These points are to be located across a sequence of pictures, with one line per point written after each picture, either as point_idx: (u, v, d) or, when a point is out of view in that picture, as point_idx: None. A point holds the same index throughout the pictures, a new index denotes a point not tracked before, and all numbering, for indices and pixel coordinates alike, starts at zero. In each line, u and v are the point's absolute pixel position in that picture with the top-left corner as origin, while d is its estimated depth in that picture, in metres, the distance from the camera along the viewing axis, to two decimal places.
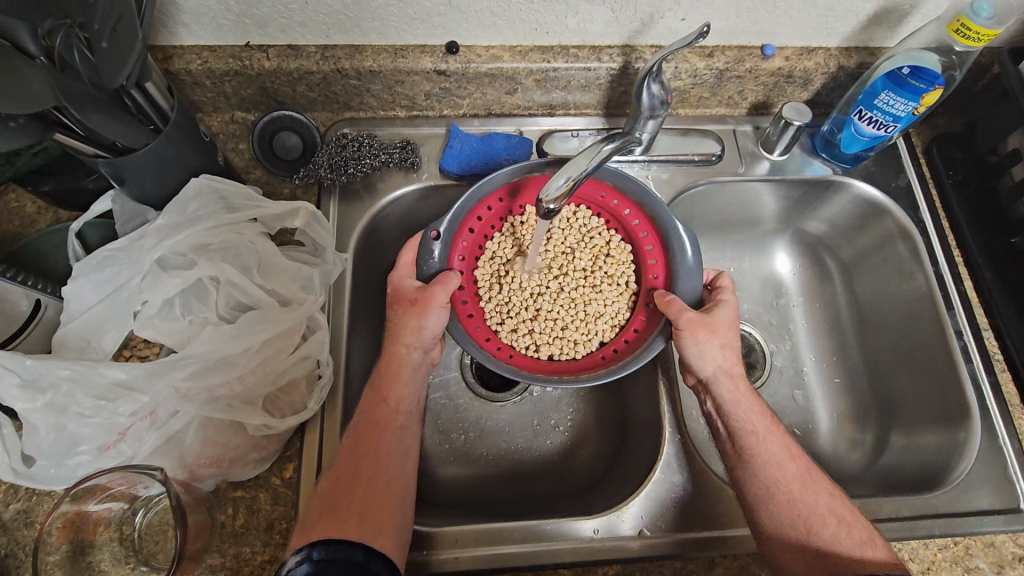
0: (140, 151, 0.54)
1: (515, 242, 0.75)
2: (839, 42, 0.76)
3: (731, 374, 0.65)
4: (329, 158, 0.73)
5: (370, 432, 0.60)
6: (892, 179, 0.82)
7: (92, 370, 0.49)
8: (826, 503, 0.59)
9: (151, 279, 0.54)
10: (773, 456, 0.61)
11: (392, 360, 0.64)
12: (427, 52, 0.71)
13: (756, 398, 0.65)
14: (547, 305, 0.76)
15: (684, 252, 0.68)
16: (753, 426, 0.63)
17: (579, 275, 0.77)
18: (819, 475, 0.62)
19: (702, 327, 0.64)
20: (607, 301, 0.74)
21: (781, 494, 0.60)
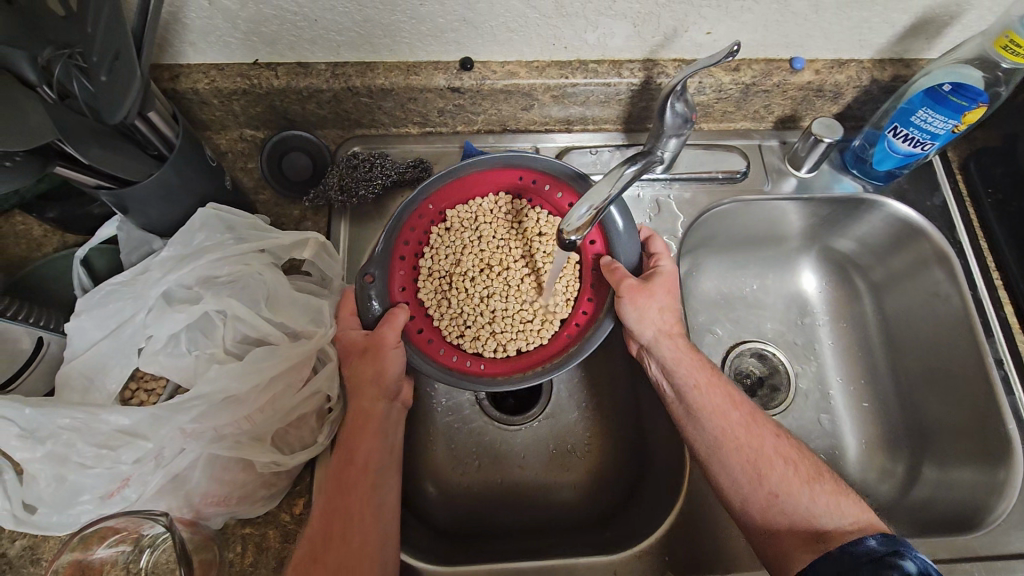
0: (144, 182, 0.53)
1: (449, 255, 0.69)
2: (872, 54, 0.72)
3: (670, 333, 0.64)
4: (340, 179, 0.69)
5: (345, 491, 0.55)
6: (926, 198, 0.78)
7: (93, 417, 0.47)
8: (772, 446, 0.60)
9: (156, 314, 0.52)
10: (717, 407, 0.61)
11: (361, 414, 0.58)
12: (441, 68, 0.69)
13: (698, 353, 0.64)
14: (501, 304, 0.69)
15: (617, 219, 0.65)
16: (696, 381, 0.62)
17: (523, 264, 0.71)
18: (763, 419, 0.62)
19: (642, 292, 0.62)
20: (556, 278, 0.69)
21: (729, 443, 0.60)
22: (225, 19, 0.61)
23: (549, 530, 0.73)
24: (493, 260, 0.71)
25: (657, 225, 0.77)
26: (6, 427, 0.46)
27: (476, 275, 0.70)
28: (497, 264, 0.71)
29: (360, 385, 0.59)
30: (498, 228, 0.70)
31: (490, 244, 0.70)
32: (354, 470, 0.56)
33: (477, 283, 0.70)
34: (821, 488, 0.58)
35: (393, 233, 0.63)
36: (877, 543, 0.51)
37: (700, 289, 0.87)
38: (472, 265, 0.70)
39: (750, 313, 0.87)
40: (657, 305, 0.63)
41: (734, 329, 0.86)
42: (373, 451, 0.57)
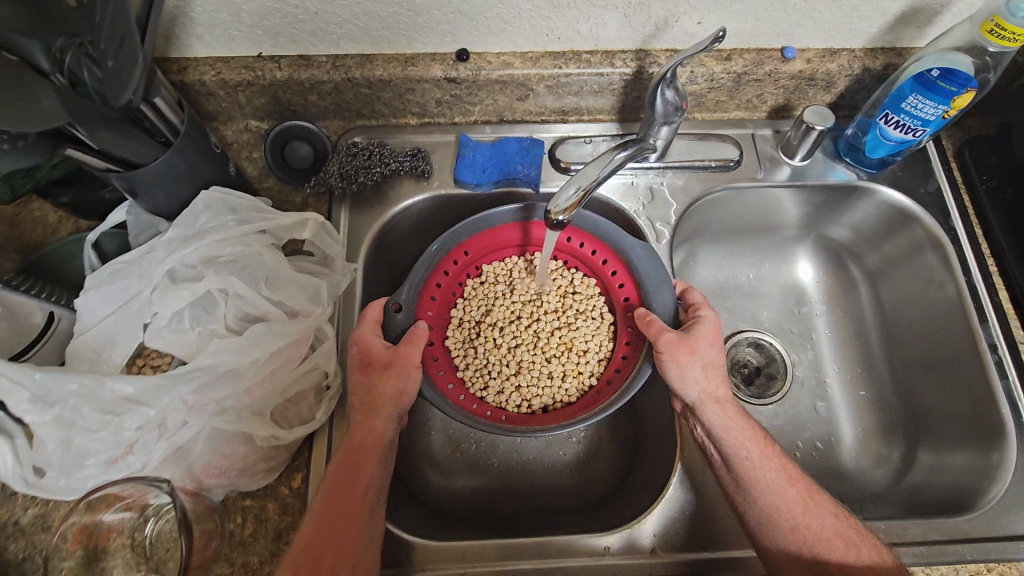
0: (151, 164, 0.55)
1: (483, 304, 0.76)
2: (864, 43, 0.73)
3: (716, 396, 0.62)
4: (341, 166, 0.72)
5: (337, 521, 0.54)
6: (920, 185, 0.78)
7: (99, 384, 0.50)
8: (830, 526, 0.57)
9: (160, 291, 0.54)
10: (773, 482, 0.58)
11: (368, 436, 0.58)
12: (438, 60, 0.71)
13: (744, 416, 0.61)
14: (527, 356, 0.75)
15: (649, 271, 0.68)
16: (747, 452, 0.60)
17: (553, 319, 0.77)
18: (820, 494, 0.59)
19: (681, 347, 0.61)
20: (588, 337, 0.75)
21: (784, 520, 0.57)
22: (230, 12, 0.64)
23: (542, 510, 0.74)
24: (524, 313, 0.77)
25: (650, 212, 0.78)
26: (18, 390, 0.48)
27: (505, 325, 0.77)
28: (528, 319, 0.77)
29: (377, 403, 0.59)
30: (531, 283, 0.77)
31: (522, 297, 0.77)
32: (351, 496, 0.55)
33: (505, 335, 0.76)
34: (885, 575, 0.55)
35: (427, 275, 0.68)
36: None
37: (697, 279, 0.88)
38: (503, 316, 0.77)
39: (747, 302, 0.88)
40: (701, 363, 0.62)
41: (730, 318, 0.87)
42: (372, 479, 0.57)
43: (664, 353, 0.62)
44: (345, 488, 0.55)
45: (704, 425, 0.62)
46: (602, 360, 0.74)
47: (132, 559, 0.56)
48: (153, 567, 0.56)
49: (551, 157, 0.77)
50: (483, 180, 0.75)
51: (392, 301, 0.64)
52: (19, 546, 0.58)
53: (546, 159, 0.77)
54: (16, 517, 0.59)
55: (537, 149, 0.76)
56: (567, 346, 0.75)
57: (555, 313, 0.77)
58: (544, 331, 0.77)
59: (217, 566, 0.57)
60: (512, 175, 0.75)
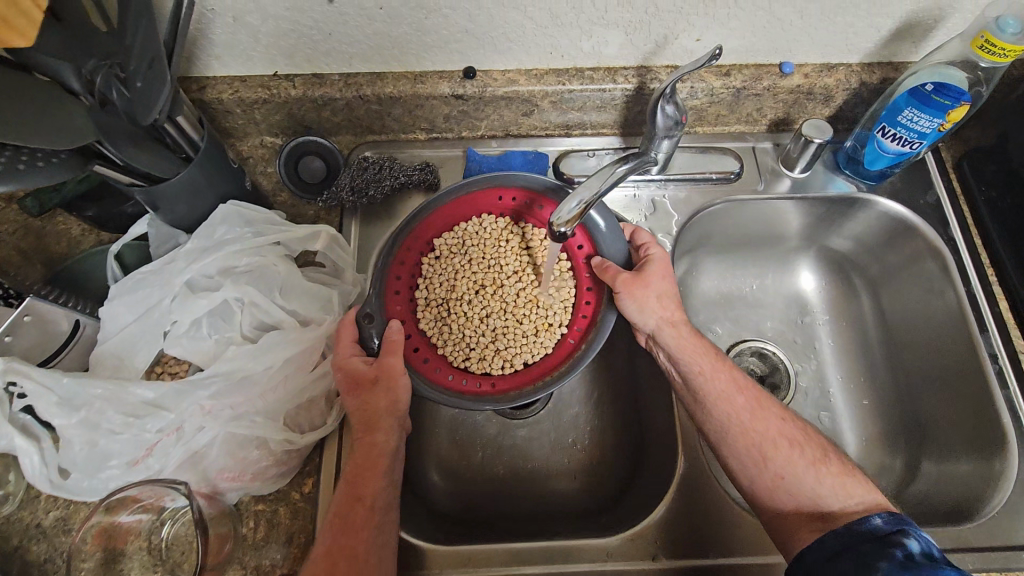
0: (172, 181, 0.58)
1: (445, 282, 0.73)
2: (861, 58, 0.75)
3: (673, 321, 0.65)
4: (352, 181, 0.74)
5: (347, 541, 0.53)
6: (919, 196, 0.80)
7: (122, 390, 0.52)
8: (771, 429, 0.61)
9: (180, 300, 0.57)
10: (723, 393, 0.63)
11: (373, 450, 0.58)
12: (446, 77, 0.73)
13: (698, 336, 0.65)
14: (500, 321, 0.73)
15: (597, 220, 0.69)
16: (700, 367, 0.64)
17: (515, 277, 0.75)
18: (769, 401, 0.63)
19: (636, 284, 0.64)
20: (552, 286, 0.73)
21: (737, 429, 0.61)
22: (247, 34, 0.66)
23: (547, 517, 0.75)
24: (486, 280, 0.75)
25: (653, 224, 0.80)
26: (45, 394, 0.51)
27: (472, 296, 0.74)
28: (492, 284, 0.75)
29: (377, 423, 0.58)
30: (486, 249, 0.74)
31: (481, 266, 0.74)
32: (359, 516, 0.55)
33: (474, 305, 0.73)
34: (827, 469, 0.59)
35: (385, 265, 0.67)
36: (883, 523, 0.53)
37: (701, 290, 0.89)
38: (468, 287, 0.74)
39: (749, 312, 0.90)
40: (654, 294, 0.65)
41: (733, 329, 0.88)
42: (379, 497, 0.56)
43: (620, 291, 0.65)
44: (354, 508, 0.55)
45: (662, 348, 0.66)
46: (567, 305, 0.72)
47: (148, 561, 0.58)
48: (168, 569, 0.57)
49: (555, 170, 0.80)
50: None
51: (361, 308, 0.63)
52: (41, 548, 0.60)
53: (551, 171, 0.80)
54: (38, 519, 0.61)
55: (541, 163, 0.79)
56: (538, 300, 0.73)
57: (513, 272, 0.75)
58: (512, 292, 0.74)
59: (230, 569, 0.59)
60: None
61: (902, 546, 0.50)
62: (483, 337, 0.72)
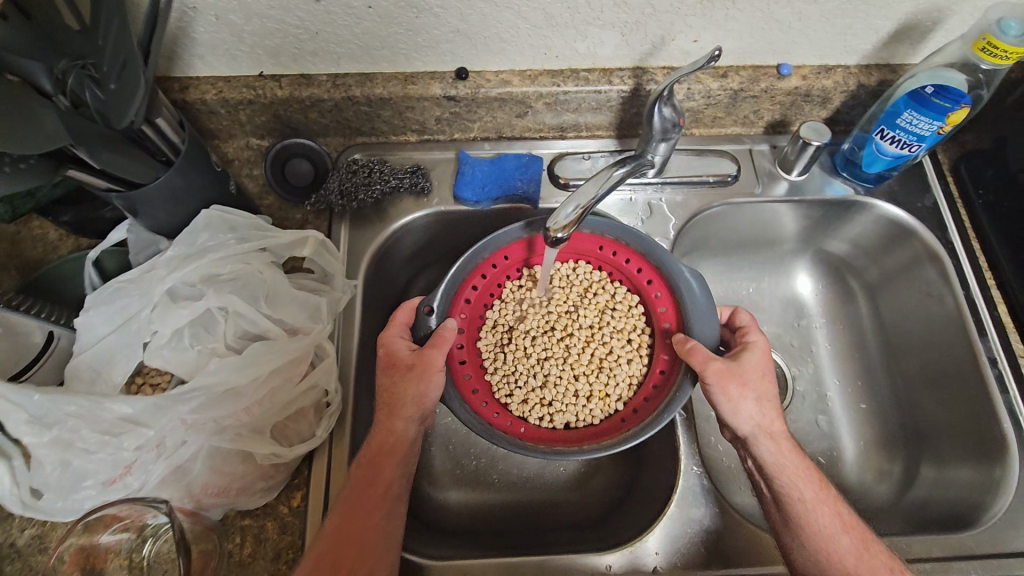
0: (150, 185, 0.55)
1: (521, 305, 0.73)
2: (858, 60, 0.74)
3: (770, 432, 0.60)
4: (341, 183, 0.73)
5: (355, 523, 0.55)
6: (917, 199, 0.79)
7: (99, 405, 0.49)
8: (865, 569, 0.55)
9: (161, 310, 0.54)
10: (821, 526, 0.57)
11: (390, 436, 0.60)
12: (437, 78, 0.71)
13: (801, 454, 0.60)
14: (556, 369, 0.72)
15: (694, 296, 0.66)
16: (800, 493, 0.58)
17: (590, 335, 0.74)
18: (879, 545, 0.57)
19: (731, 380, 0.60)
20: (623, 359, 0.71)
21: (836, 572, 0.55)
22: (231, 33, 0.64)
23: (542, 527, 0.73)
24: (560, 324, 0.74)
25: (649, 227, 0.78)
26: (16, 412, 0.48)
27: (537, 335, 0.74)
28: (563, 329, 0.74)
29: (399, 407, 0.60)
30: (570, 293, 0.75)
31: (559, 308, 0.74)
32: (370, 500, 0.57)
33: (536, 344, 0.73)
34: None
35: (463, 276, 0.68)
36: None
37: None
38: (536, 325, 0.74)
39: None
40: (751, 394, 0.60)
41: None
42: (390, 481, 0.58)
43: (712, 385, 0.60)
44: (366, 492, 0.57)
45: (756, 458, 0.60)
46: (633, 386, 0.70)
47: None
48: None
49: (549, 173, 0.78)
50: (482, 196, 0.75)
51: (425, 305, 0.66)
52: (15, 568, 0.57)
53: (545, 175, 0.78)
54: (12, 538, 0.58)
55: (536, 166, 0.77)
56: (598, 365, 0.72)
57: (592, 328, 0.74)
58: (577, 348, 0.73)
59: None
60: (511, 191, 0.76)
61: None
62: (529, 377, 0.72)
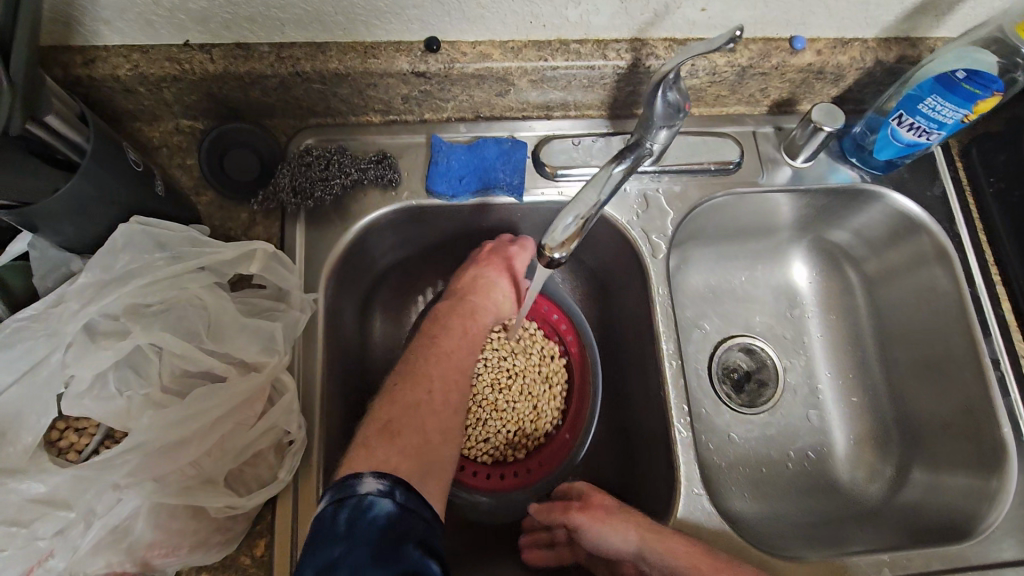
0: (48, 198, 0.45)
1: (529, 346, 0.78)
2: (877, 32, 0.66)
3: (654, 530, 0.57)
4: (292, 178, 0.62)
5: (446, 387, 0.62)
6: (925, 188, 0.74)
7: (1, 487, 0.42)
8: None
9: (77, 351, 0.45)
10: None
11: (478, 329, 0.69)
12: (402, 50, 0.60)
13: (672, 539, 0.56)
14: (472, 376, 0.76)
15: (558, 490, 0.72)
16: (710, 575, 0.54)
17: (485, 408, 0.76)
18: None
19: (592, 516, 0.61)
20: (469, 436, 0.75)
21: None
22: None
23: (527, 550, 0.67)
24: (508, 385, 0.77)
25: (645, 222, 0.70)
26: None
27: (501, 365, 0.77)
28: (494, 385, 0.77)
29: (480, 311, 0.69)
30: (528, 395, 0.76)
31: (520, 385, 0.77)
32: (461, 364, 0.65)
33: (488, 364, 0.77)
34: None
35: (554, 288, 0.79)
36: None
37: (687, 283, 0.83)
38: (507, 365, 0.77)
39: (738, 306, 0.84)
40: (608, 518, 0.60)
41: (722, 325, 0.83)
42: (460, 384, 0.64)
43: (579, 520, 0.61)
44: (429, 380, 0.61)
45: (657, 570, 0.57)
46: None
47: None
48: None
49: (534, 160, 0.69)
50: (459, 189, 0.67)
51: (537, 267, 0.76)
52: None
53: (530, 162, 0.69)
54: None
55: (519, 153, 0.68)
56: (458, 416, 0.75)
57: (502, 415, 0.76)
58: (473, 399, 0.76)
59: None
60: (491, 184, 0.67)
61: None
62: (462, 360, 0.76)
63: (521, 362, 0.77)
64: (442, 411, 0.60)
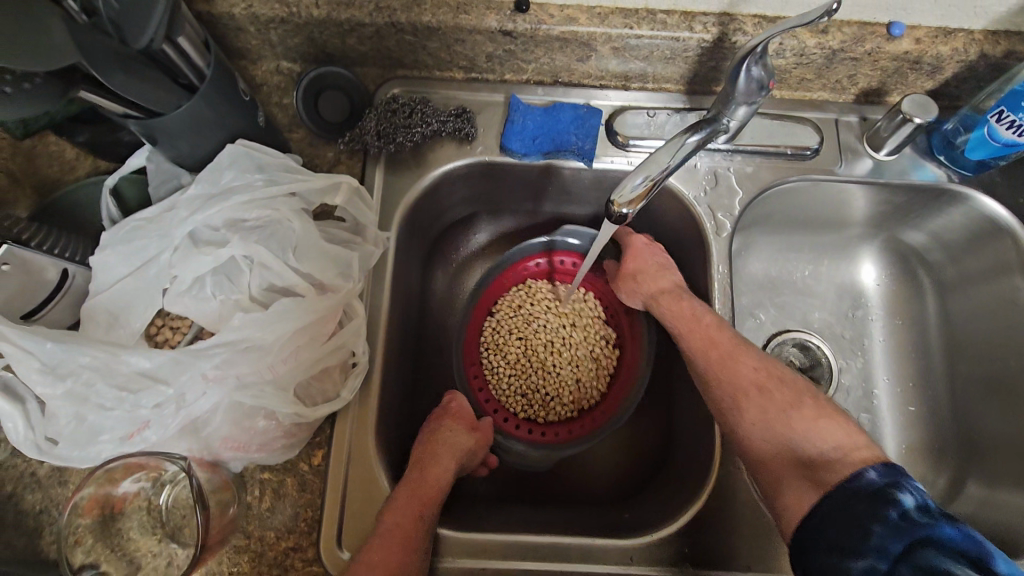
0: (170, 114, 0.49)
1: (588, 318, 0.81)
2: (986, 23, 0.63)
3: (660, 292, 0.67)
4: (378, 123, 0.65)
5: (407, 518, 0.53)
6: (1021, 193, 0.69)
7: (114, 357, 0.46)
8: (751, 378, 0.58)
9: (182, 254, 0.50)
10: (717, 366, 0.60)
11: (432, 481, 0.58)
12: (493, 9, 0.62)
13: (688, 301, 0.65)
14: (531, 332, 0.81)
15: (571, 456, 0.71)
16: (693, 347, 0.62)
17: (534, 366, 0.80)
18: (745, 348, 0.60)
19: (619, 278, 0.73)
20: (509, 385, 0.79)
21: (745, 393, 0.57)
22: None
23: (557, 504, 0.70)
24: (561, 351, 0.80)
25: (712, 200, 0.70)
26: (27, 360, 0.45)
27: (561, 334, 0.81)
28: (549, 347, 0.81)
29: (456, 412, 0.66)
30: (573, 369, 0.80)
31: (569, 356, 0.80)
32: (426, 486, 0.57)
33: (549, 327, 0.81)
34: (807, 420, 0.54)
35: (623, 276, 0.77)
36: (876, 475, 0.47)
37: (747, 271, 0.82)
38: (565, 334, 0.81)
39: (797, 299, 0.82)
40: (636, 275, 0.70)
41: (778, 316, 0.81)
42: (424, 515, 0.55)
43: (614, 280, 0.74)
44: (398, 537, 0.52)
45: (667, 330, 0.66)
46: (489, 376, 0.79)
47: (148, 523, 0.56)
48: (169, 534, 0.56)
49: (607, 130, 0.70)
50: (532, 149, 0.68)
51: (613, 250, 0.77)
52: (37, 498, 0.57)
53: (602, 130, 0.70)
54: (33, 468, 0.58)
55: (594, 120, 0.69)
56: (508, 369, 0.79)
57: (547, 376, 0.80)
58: (524, 357, 0.80)
59: (233, 538, 0.56)
60: (563, 146, 0.69)
61: (896, 504, 0.44)
62: (522, 317, 0.80)
63: (578, 337, 0.80)
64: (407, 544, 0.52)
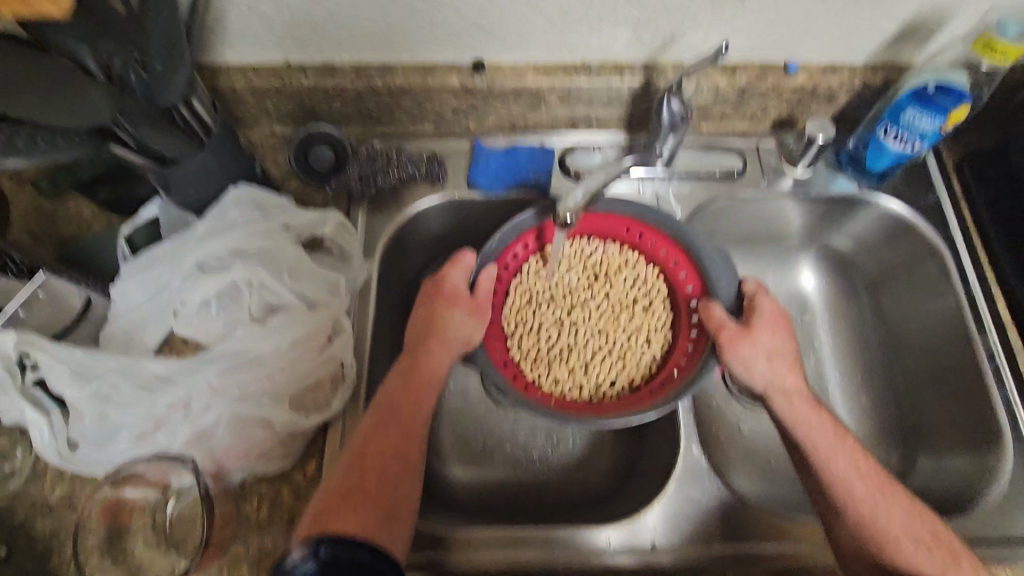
0: (185, 162, 0.59)
1: (640, 328, 0.74)
2: (866, 58, 0.75)
3: (784, 390, 0.65)
4: (360, 170, 0.76)
5: (397, 402, 0.61)
6: (920, 198, 0.81)
7: (135, 363, 0.55)
8: (901, 526, 0.58)
9: (190, 281, 0.59)
10: (866, 497, 0.59)
11: (430, 369, 0.64)
12: (455, 70, 0.74)
13: (821, 413, 0.63)
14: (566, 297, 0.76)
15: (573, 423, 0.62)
16: (816, 445, 0.61)
17: (551, 330, 0.75)
18: (892, 487, 0.60)
19: (744, 340, 0.65)
20: (522, 335, 0.74)
21: (876, 522, 0.58)
22: (262, 22, 0.67)
23: (543, 507, 0.74)
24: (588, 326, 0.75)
25: None
26: (59, 367, 0.54)
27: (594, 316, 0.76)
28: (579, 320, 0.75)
29: (441, 331, 0.65)
30: (586, 354, 0.74)
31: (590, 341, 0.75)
32: (418, 373, 0.63)
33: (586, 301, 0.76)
34: None
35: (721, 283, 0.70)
36: None
37: None
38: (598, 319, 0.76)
39: None
40: (766, 354, 0.65)
41: None
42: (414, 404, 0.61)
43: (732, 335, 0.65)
44: (382, 426, 0.59)
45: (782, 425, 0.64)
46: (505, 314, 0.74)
47: (153, 538, 0.59)
48: (172, 546, 0.58)
49: (561, 165, 0.81)
50: (497, 184, 0.79)
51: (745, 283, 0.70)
52: (47, 524, 0.60)
53: (557, 166, 0.81)
54: (43, 496, 0.61)
55: (548, 157, 0.80)
56: (532, 297, 0.75)
57: (560, 346, 0.74)
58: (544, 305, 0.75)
59: (233, 546, 0.58)
60: (522, 180, 0.79)
61: None
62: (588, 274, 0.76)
63: (608, 323, 0.75)
64: (386, 433, 0.59)
